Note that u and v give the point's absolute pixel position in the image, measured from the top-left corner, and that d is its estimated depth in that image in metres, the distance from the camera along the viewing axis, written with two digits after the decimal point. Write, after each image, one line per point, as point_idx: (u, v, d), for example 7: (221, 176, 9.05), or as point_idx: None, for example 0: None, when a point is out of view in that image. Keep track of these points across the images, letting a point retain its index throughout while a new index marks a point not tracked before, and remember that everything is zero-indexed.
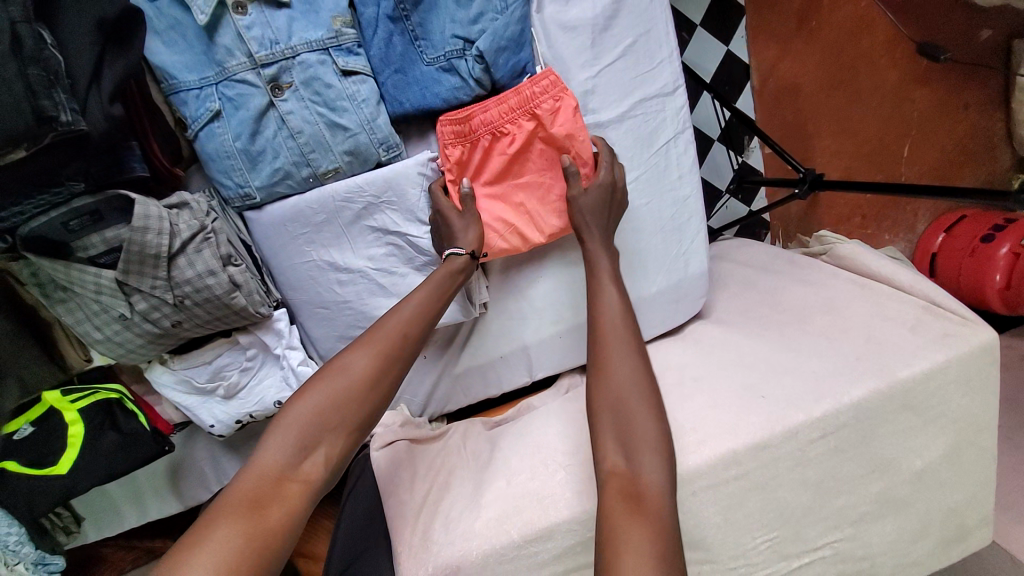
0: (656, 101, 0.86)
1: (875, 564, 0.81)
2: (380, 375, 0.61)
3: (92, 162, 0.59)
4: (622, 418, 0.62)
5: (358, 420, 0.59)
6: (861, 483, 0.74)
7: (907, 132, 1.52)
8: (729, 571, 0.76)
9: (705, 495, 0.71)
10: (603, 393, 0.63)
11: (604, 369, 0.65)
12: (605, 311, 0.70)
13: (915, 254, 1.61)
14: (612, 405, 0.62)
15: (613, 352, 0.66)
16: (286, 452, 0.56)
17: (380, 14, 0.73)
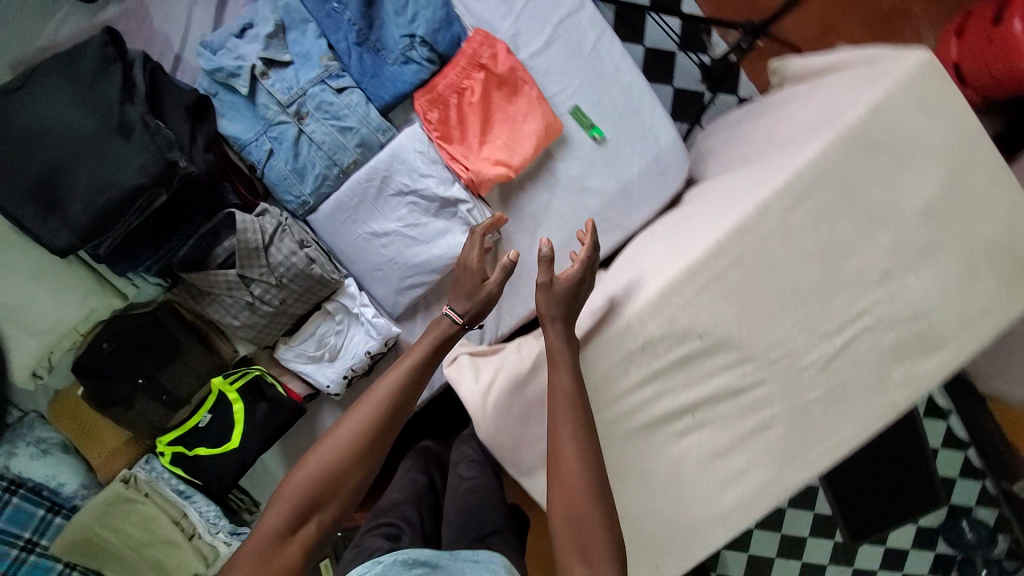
0: (576, 20, 1.05)
1: (932, 321, 0.82)
2: (340, 476, 0.71)
3: (204, 196, 0.91)
4: (581, 529, 0.65)
5: (348, 489, 0.72)
6: (865, 239, 0.79)
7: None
8: (773, 364, 0.83)
9: (711, 293, 0.80)
10: (561, 501, 0.67)
11: (563, 474, 0.69)
12: (561, 404, 0.73)
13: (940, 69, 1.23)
14: (569, 510, 0.66)
15: (567, 449, 0.69)
16: (285, 520, 0.68)
17: (348, 44, 1.00)
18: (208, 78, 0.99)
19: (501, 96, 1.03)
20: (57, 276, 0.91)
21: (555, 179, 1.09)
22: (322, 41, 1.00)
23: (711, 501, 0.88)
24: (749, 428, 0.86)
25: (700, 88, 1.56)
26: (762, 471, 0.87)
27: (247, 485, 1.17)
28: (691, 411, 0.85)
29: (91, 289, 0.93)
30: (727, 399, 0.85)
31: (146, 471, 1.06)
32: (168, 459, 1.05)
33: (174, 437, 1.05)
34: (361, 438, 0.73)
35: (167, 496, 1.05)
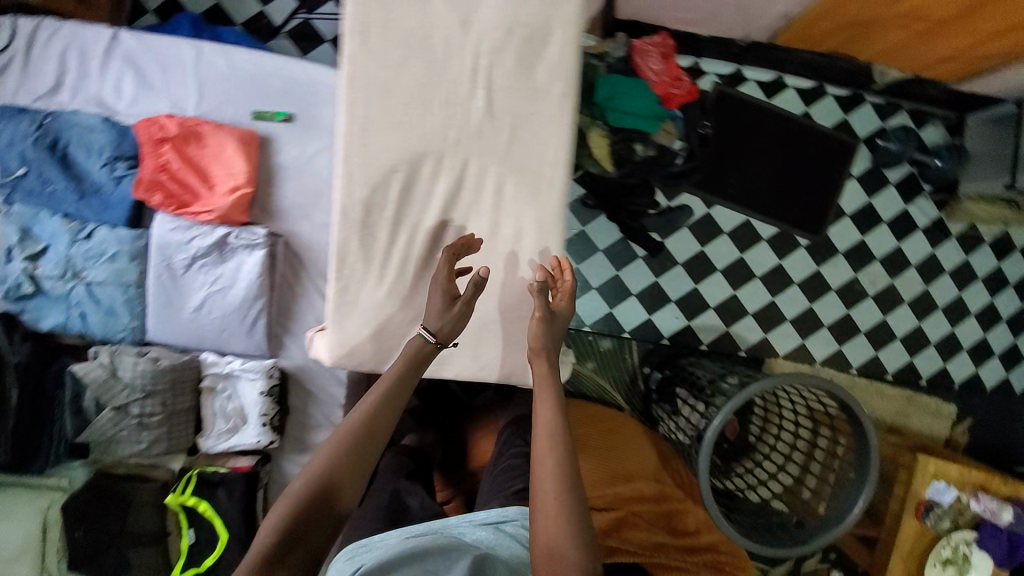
0: (208, 63, 1.29)
1: (526, 22, 0.94)
2: (321, 504, 0.69)
3: (50, 375, 1.19)
4: (558, 559, 0.70)
5: (328, 514, 0.70)
6: (426, 15, 0.93)
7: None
8: (457, 143, 0.95)
9: (368, 134, 0.93)
10: (543, 527, 0.73)
11: (541, 496, 0.75)
12: (543, 425, 0.81)
13: None
14: (548, 535, 0.72)
15: (547, 471, 0.76)
16: (263, 555, 0.65)
17: (74, 202, 1.23)
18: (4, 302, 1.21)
19: (196, 147, 1.23)
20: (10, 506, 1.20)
21: (285, 167, 1.28)
22: (56, 216, 1.23)
23: (517, 269, 0.97)
24: (492, 195, 0.96)
25: None
26: (530, 216, 0.96)
27: None
28: (445, 223, 0.96)
29: (39, 499, 1.20)
30: (457, 193, 0.96)
31: None
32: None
33: (182, 562, 1.22)
34: (339, 465, 0.72)
35: None
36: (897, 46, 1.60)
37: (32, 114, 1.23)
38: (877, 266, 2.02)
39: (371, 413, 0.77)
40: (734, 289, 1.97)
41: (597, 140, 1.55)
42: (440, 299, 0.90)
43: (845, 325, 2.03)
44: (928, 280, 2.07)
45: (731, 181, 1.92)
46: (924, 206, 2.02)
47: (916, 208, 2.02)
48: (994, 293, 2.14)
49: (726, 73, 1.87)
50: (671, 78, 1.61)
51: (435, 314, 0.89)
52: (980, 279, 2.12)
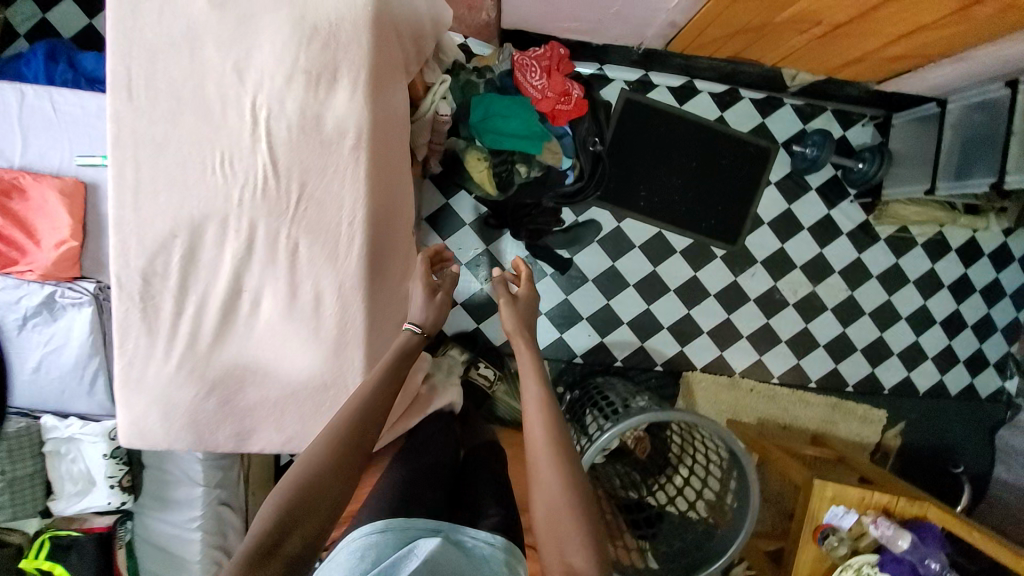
0: (31, 105, 1.17)
1: (308, 66, 0.85)
2: (327, 476, 0.75)
3: None
4: (555, 525, 0.81)
5: (334, 486, 0.74)
6: (196, 64, 0.84)
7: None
8: (241, 203, 0.87)
9: (144, 197, 0.86)
10: (540, 499, 0.85)
11: (539, 473, 0.87)
12: (531, 410, 0.94)
13: None
14: (549, 507, 0.83)
15: (542, 455, 0.88)
16: (275, 522, 0.69)
17: None
18: None
19: (20, 199, 1.14)
20: None
21: None
22: None
23: (320, 337, 0.91)
24: (285, 258, 0.89)
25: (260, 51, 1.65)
26: (328, 278, 0.89)
27: None
28: (238, 289, 0.90)
29: None
30: (249, 255, 0.89)
31: None
32: None
33: None
34: (342, 441, 0.79)
35: None
36: (801, 50, 1.46)
37: None
38: (798, 273, 1.93)
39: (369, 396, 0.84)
40: (647, 304, 1.89)
41: (474, 163, 1.50)
42: (427, 298, 0.97)
43: (766, 336, 1.95)
44: (853, 285, 1.98)
45: (641, 193, 1.83)
46: (848, 210, 1.93)
47: (839, 212, 1.92)
48: (927, 295, 2.04)
49: (634, 80, 1.76)
50: (558, 94, 1.49)
51: (429, 313, 0.95)
52: (911, 281, 2.02)
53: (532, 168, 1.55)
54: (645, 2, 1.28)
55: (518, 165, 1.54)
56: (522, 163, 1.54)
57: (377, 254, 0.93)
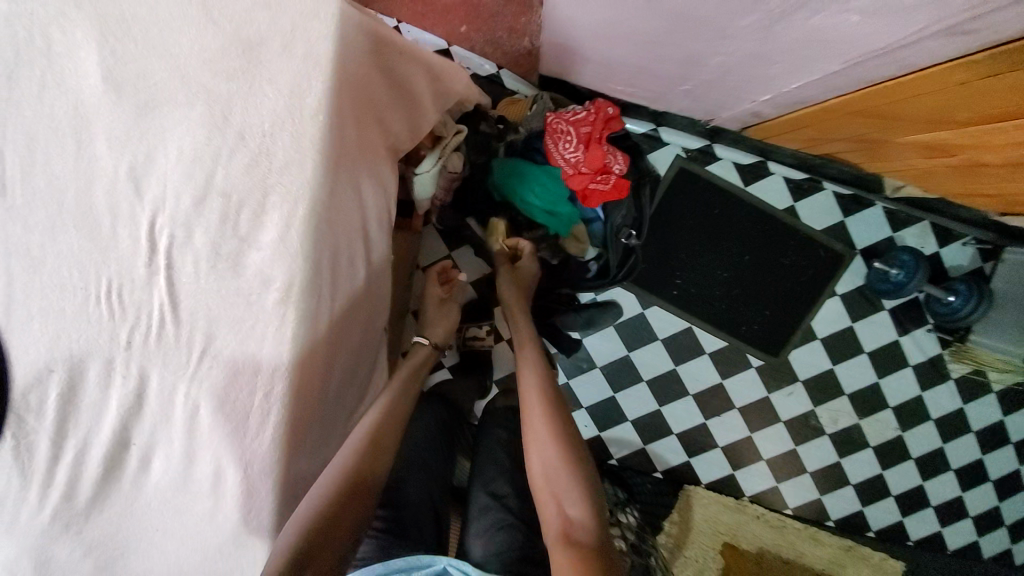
0: None
1: (228, 189, 0.62)
2: (340, 477, 0.78)
3: None
4: (553, 484, 0.89)
5: (329, 485, 0.76)
6: (85, 164, 0.63)
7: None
8: (128, 345, 0.67)
9: (16, 319, 0.68)
10: (537, 478, 0.91)
11: (533, 442, 0.95)
12: (528, 391, 1.02)
13: None
14: (544, 479, 0.90)
15: (535, 435, 0.95)
16: (291, 545, 0.69)
17: None
18: None
19: None
20: None
21: None
22: None
23: (216, 519, 0.73)
24: (182, 421, 0.70)
25: None
26: (230, 455, 0.70)
27: None
28: (123, 444, 0.72)
29: None
30: (141, 406, 0.70)
31: None
32: None
33: None
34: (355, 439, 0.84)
35: None
36: (914, 169, 1.12)
37: None
38: (843, 400, 1.62)
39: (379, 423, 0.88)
40: (657, 405, 1.63)
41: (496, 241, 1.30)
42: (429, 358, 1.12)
43: (786, 462, 1.66)
44: (906, 424, 1.63)
45: (675, 280, 1.53)
46: (922, 339, 1.57)
47: (909, 339, 1.58)
48: (988, 449, 1.63)
49: (694, 148, 1.44)
50: (592, 171, 1.17)
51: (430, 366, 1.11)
52: (973, 431, 1.63)
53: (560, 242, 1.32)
54: (721, 88, 0.97)
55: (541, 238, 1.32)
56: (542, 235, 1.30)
57: (302, 426, 0.73)
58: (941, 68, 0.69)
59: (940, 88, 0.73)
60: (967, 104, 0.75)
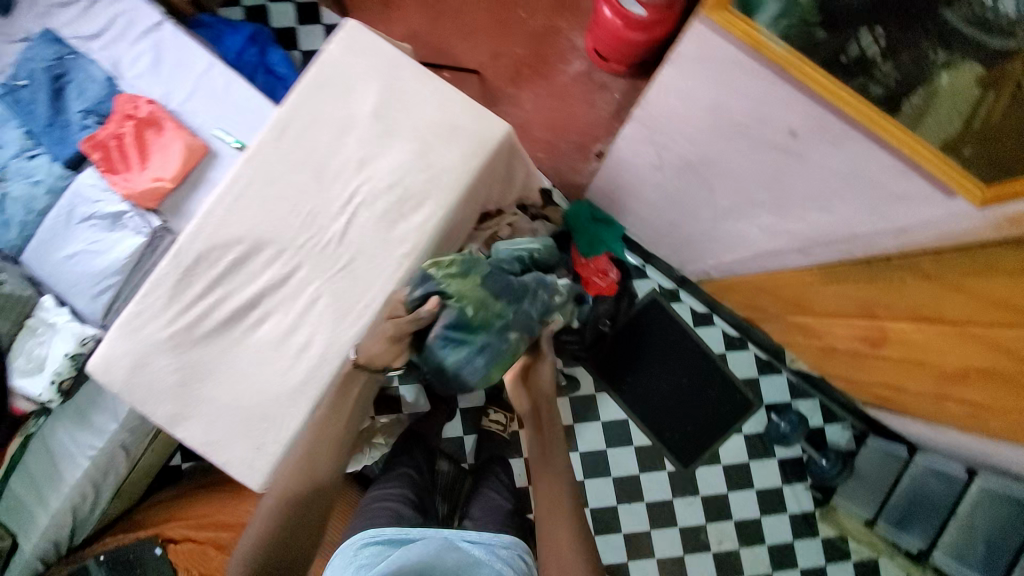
0: (208, 78, 1.45)
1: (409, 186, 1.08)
2: (268, 534, 0.91)
3: None
4: (558, 549, 0.91)
5: (266, 536, 0.91)
6: (336, 143, 1.09)
7: (513, 3, 2.15)
8: (300, 246, 1.06)
9: (239, 204, 1.06)
10: (544, 519, 0.95)
11: (544, 503, 0.96)
12: (538, 466, 1.02)
13: (594, 61, 2.07)
14: (551, 539, 0.92)
15: (544, 496, 0.97)
16: None
17: (41, 125, 1.42)
18: None
19: (152, 132, 1.38)
20: None
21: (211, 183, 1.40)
22: (22, 130, 1.43)
23: (287, 374, 1.04)
24: (303, 304, 1.05)
25: None
26: (323, 337, 1.04)
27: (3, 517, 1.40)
28: (252, 305, 1.06)
29: None
30: (282, 285, 1.06)
31: None
32: None
33: None
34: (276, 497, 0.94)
35: None
36: (804, 348, 1.63)
37: (63, 48, 1.49)
38: (729, 524, 1.94)
39: (303, 469, 0.96)
40: (583, 476, 1.93)
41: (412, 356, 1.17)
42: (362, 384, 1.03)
43: (673, 567, 1.91)
44: (777, 566, 1.92)
45: (628, 379, 1.95)
46: (801, 493, 1.94)
47: (790, 490, 1.95)
48: None
49: (666, 287, 1.96)
50: (597, 269, 1.72)
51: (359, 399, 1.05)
52: None
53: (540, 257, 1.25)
54: (688, 249, 1.52)
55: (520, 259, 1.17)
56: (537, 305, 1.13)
57: None
58: (796, 272, 1.25)
59: (797, 285, 1.28)
60: (814, 299, 1.29)
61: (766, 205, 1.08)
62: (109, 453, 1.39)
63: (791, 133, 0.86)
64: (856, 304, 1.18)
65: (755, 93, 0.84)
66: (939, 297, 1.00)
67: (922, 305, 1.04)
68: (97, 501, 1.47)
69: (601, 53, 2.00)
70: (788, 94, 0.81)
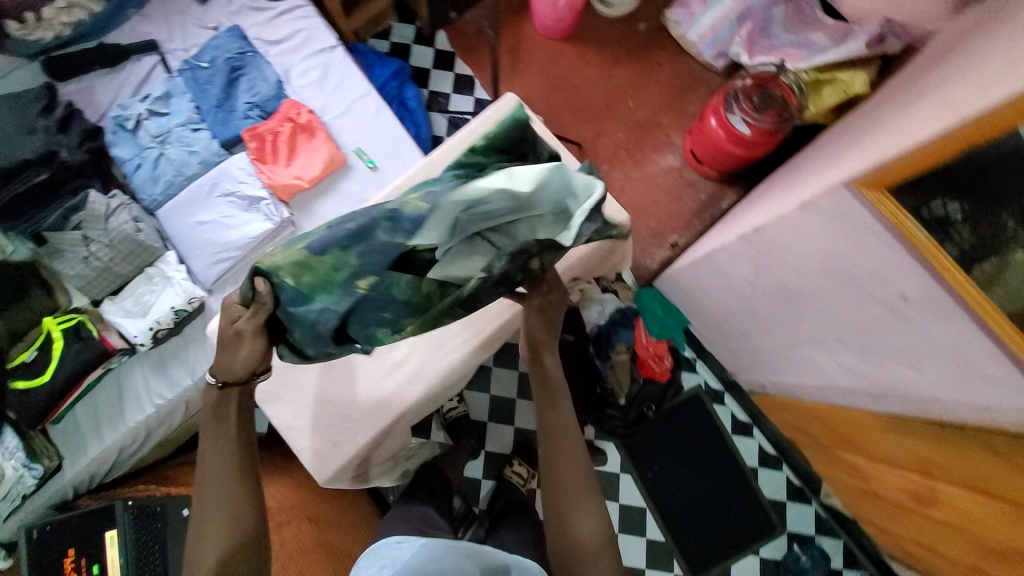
0: (362, 103, 1.66)
1: None
2: None
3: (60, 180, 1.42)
4: (566, 501, 1.00)
5: None
6: None
7: (625, 93, 2.36)
8: None
9: None
10: (553, 476, 1.02)
11: (558, 459, 1.03)
12: (550, 421, 1.06)
13: (687, 158, 2.23)
14: (560, 486, 1.01)
15: (556, 448, 1.04)
16: None
17: (211, 105, 1.59)
18: (112, 121, 1.56)
19: (305, 137, 1.58)
20: None
21: (341, 191, 1.57)
22: (192, 103, 1.60)
23: (379, 384, 1.12)
24: None
25: None
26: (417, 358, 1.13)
27: (56, 440, 1.45)
28: None
29: None
30: None
31: None
32: None
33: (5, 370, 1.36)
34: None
35: None
36: (847, 489, 1.59)
37: (246, 44, 1.68)
38: None
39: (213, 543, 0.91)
40: None
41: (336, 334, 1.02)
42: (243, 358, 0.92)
43: None
44: None
45: (653, 467, 1.94)
46: None
47: None
48: None
49: (712, 386, 2.00)
50: (655, 354, 1.76)
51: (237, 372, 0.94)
52: None
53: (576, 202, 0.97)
54: (753, 360, 1.57)
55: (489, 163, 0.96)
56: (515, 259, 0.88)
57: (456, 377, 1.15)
58: (862, 413, 1.27)
59: (860, 425, 1.29)
60: (869, 441, 1.30)
61: (851, 345, 1.12)
62: (173, 406, 1.48)
63: (903, 298, 0.92)
64: (914, 459, 1.19)
65: (880, 259, 0.91)
66: (993, 470, 0.99)
67: (977, 476, 1.03)
68: (141, 448, 1.53)
69: (696, 154, 2.16)
70: (910, 266, 0.87)
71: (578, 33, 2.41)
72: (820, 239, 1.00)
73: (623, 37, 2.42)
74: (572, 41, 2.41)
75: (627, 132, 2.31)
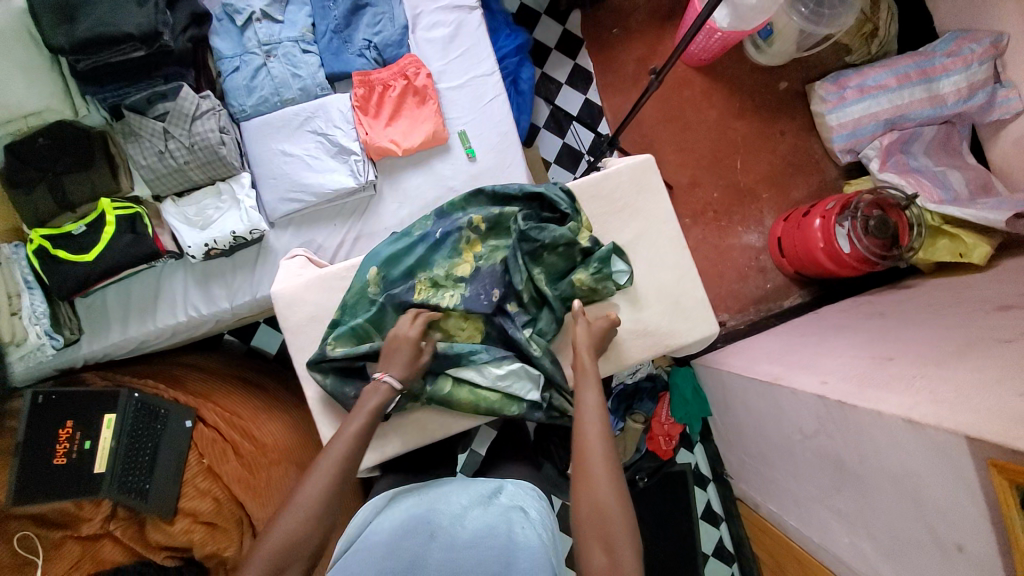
0: (481, 82, 1.53)
1: (608, 324, 1.14)
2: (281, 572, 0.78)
3: (155, 60, 1.30)
4: (602, 523, 0.79)
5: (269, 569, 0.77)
6: None
7: (737, 151, 2.19)
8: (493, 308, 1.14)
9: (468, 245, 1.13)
10: (586, 498, 0.81)
11: (590, 475, 0.82)
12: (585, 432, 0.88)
13: (770, 243, 2.12)
14: (596, 509, 0.80)
15: (590, 461, 0.84)
16: None
17: (328, 28, 1.47)
18: (222, 8, 1.44)
19: (414, 101, 1.46)
20: (35, 68, 1.26)
21: (431, 170, 1.49)
22: (309, 19, 1.47)
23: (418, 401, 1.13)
24: None
25: (582, 152, 2.13)
26: None
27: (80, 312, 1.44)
28: None
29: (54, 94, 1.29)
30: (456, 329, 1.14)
31: (9, 252, 1.36)
32: (33, 246, 1.30)
33: (48, 234, 1.31)
34: (288, 534, 0.80)
35: (15, 275, 1.35)
36: None
37: None
38: None
39: (323, 502, 0.84)
40: None
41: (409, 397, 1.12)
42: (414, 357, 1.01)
43: None
44: None
45: None
46: None
47: None
48: None
49: (701, 470, 1.96)
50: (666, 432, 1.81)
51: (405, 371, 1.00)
52: None
53: (592, 265, 1.11)
54: (760, 482, 1.57)
55: (510, 204, 1.16)
56: (549, 365, 1.09)
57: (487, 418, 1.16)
58: None
59: None
60: None
61: (878, 541, 1.08)
62: (205, 322, 1.46)
63: (959, 548, 0.89)
64: None
65: (959, 508, 0.89)
66: None
67: None
68: (158, 346, 1.53)
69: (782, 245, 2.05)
70: (982, 530, 0.84)
71: (714, 69, 2.21)
72: (905, 454, 0.98)
73: (758, 90, 2.22)
74: (705, 75, 2.21)
75: (721, 193, 2.18)
